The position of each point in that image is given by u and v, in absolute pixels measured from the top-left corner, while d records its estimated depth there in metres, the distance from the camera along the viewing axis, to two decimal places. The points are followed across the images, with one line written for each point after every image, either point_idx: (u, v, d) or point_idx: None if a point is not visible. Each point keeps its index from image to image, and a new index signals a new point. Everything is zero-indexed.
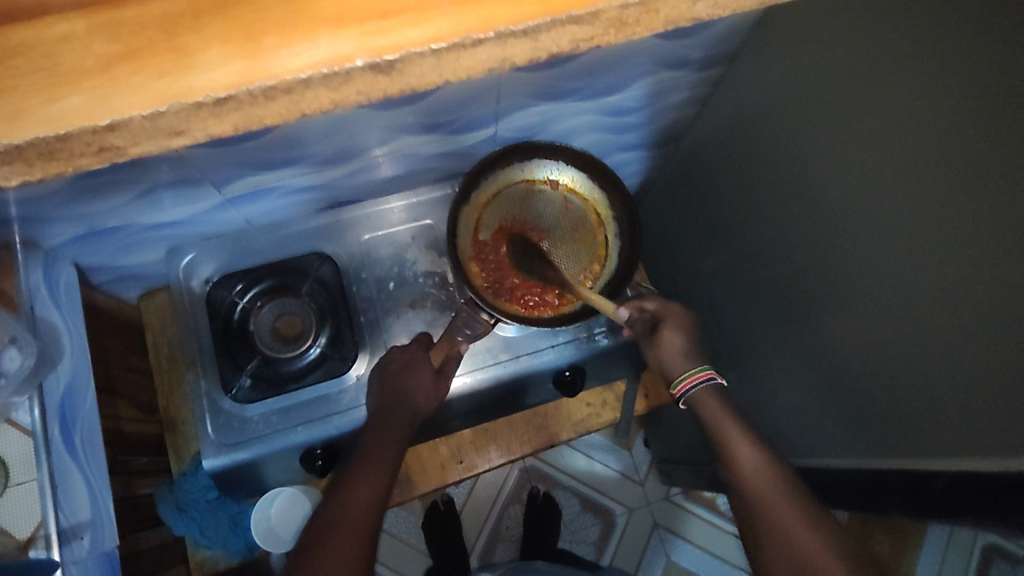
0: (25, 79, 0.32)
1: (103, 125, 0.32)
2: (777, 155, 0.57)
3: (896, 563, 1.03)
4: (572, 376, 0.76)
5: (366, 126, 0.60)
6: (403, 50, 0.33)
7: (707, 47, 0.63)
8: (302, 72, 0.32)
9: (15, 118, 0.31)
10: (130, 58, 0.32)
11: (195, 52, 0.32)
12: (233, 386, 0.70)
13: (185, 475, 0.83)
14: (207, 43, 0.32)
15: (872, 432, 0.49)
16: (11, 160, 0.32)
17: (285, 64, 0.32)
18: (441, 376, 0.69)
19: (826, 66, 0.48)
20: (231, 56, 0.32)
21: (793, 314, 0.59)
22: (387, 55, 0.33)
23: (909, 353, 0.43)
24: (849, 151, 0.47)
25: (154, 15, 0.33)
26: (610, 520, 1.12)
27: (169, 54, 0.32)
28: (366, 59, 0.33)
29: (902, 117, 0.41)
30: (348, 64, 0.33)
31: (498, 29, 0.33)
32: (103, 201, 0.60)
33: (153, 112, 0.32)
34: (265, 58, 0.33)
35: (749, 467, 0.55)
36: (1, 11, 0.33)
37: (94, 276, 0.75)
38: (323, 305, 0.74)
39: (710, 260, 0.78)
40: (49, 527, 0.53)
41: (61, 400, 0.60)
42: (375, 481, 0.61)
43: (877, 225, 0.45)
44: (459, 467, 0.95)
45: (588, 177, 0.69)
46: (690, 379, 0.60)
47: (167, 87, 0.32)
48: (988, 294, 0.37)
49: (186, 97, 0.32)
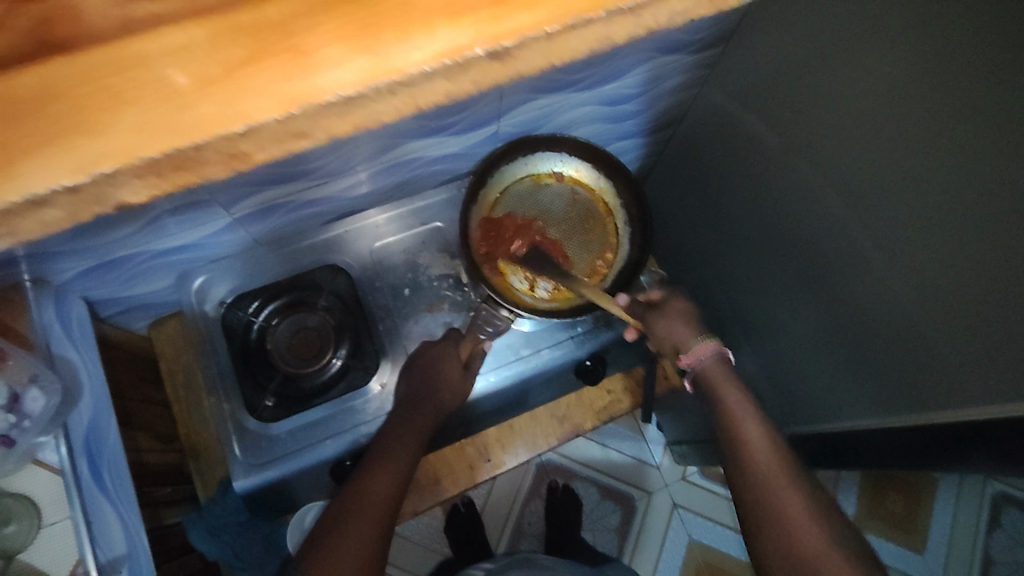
0: (148, 88, 0.32)
1: (237, 131, 0.32)
2: (768, 131, 0.57)
3: (914, 519, 1.05)
4: (593, 364, 0.77)
5: (363, 142, 0.60)
6: (520, 35, 0.34)
7: (700, 32, 0.62)
8: (424, 65, 0.33)
9: (150, 129, 0.31)
10: (249, 62, 0.33)
11: (314, 51, 0.33)
12: (257, 406, 0.70)
13: (214, 500, 0.81)
14: (324, 42, 0.33)
15: (896, 392, 0.47)
16: (144, 174, 0.32)
17: (406, 58, 0.33)
18: (468, 372, 0.70)
19: (807, 45, 0.48)
20: (351, 53, 0.33)
21: (809, 282, 0.57)
22: (505, 41, 0.33)
23: (926, 311, 0.42)
24: (832, 123, 0.47)
25: (271, 18, 0.33)
26: (631, 505, 1.13)
27: (289, 56, 0.33)
28: (486, 46, 0.33)
29: (866, 78, 0.42)
30: (468, 53, 0.33)
31: (607, 7, 0.35)
32: (108, 235, 0.58)
33: (287, 116, 0.32)
34: (385, 48, 0.33)
35: (759, 450, 0.53)
36: (118, 28, 0.34)
37: (102, 309, 0.74)
38: (341, 319, 0.73)
39: (716, 238, 0.79)
40: (87, 564, 0.52)
41: (86, 435, 0.59)
42: (395, 471, 0.63)
43: (857, 186, 0.46)
44: (488, 465, 0.97)
45: (592, 167, 0.70)
46: (698, 351, 0.59)
47: (293, 90, 0.32)
48: (951, 232, 0.38)
49: (316, 97, 0.32)
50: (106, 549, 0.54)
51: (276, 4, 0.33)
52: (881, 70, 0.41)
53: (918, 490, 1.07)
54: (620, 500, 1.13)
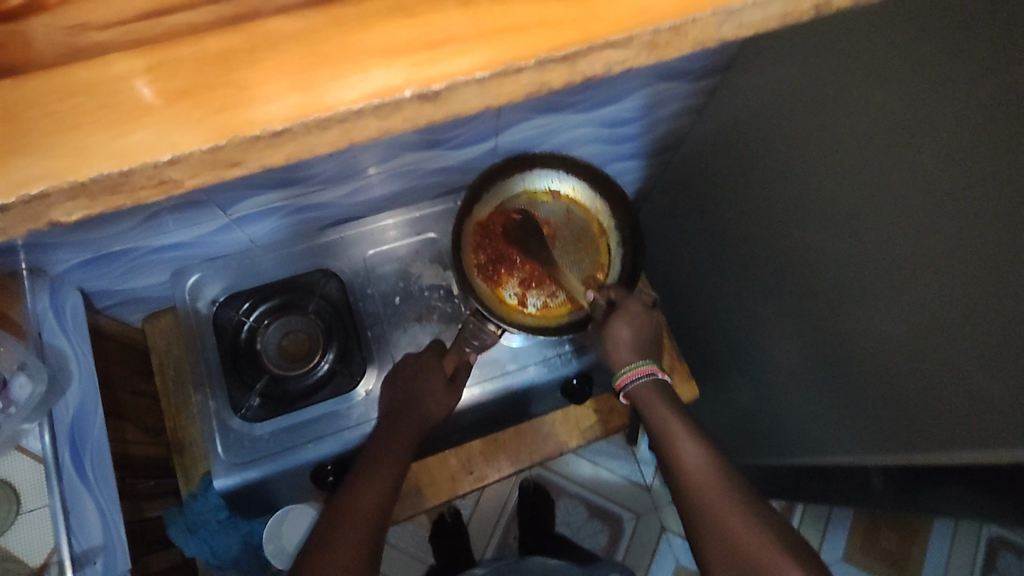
0: (91, 94, 0.27)
1: (163, 159, 0.26)
2: (767, 165, 0.58)
3: (907, 561, 1.03)
4: (579, 384, 0.74)
5: (363, 150, 0.62)
6: (452, 79, 0.27)
7: (702, 59, 0.65)
8: (355, 105, 0.27)
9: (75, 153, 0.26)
10: (172, 79, 0.27)
11: (253, 86, 0.27)
12: (242, 406, 0.67)
13: (194, 496, 0.78)
14: (261, 77, 0.27)
15: (902, 419, 0.46)
16: None
17: (336, 95, 0.27)
18: (454, 384, 0.66)
19: (806, 76, 0.49)
20: (287, 87, 0.27)
21: (804, 312, 0.57)
22: (436, 84, 0.27)
23: (940, 348, 0.40)
24: (840, 159, 0.46)
25: (180, 28, 0.28)
26: (618, 526, 1.10)
27: (225, 86, 0.27)
28: (417, 90, 0.27)
29: (876, 117, 0.42)
30: (397, 95, 0.27)
31: (539, 55, 0.27)
32: (107, 229, 0.60)
33: (214, 147, 0.26)
34: (320, 85, 0.27)
35: (690, 462, 0.53)
36: None
37: (99, 300, 0.74)
38: (330, 323, 0.70)
39: (710, 264, 0.78)
40: (61, 553, 0.51)
41: (71, 425, 0.57)
42: (381, 481, 0.59)
43: (862, 222, 0.45)
44: (470, 478, 0.91)
45: (588, 187, 0.69)
46: (633, 372, 0.60)
47: (224, 119, 0.26)
48: (955, 276, 0.38)
49: (243, 129, 0.26)
50: (81, 540, 0.53)
51: (185, 12, 0.28)
52: (891, 98, 0.40)
53: (910, 530, 1.04)
54: (607, 519, 1.10)
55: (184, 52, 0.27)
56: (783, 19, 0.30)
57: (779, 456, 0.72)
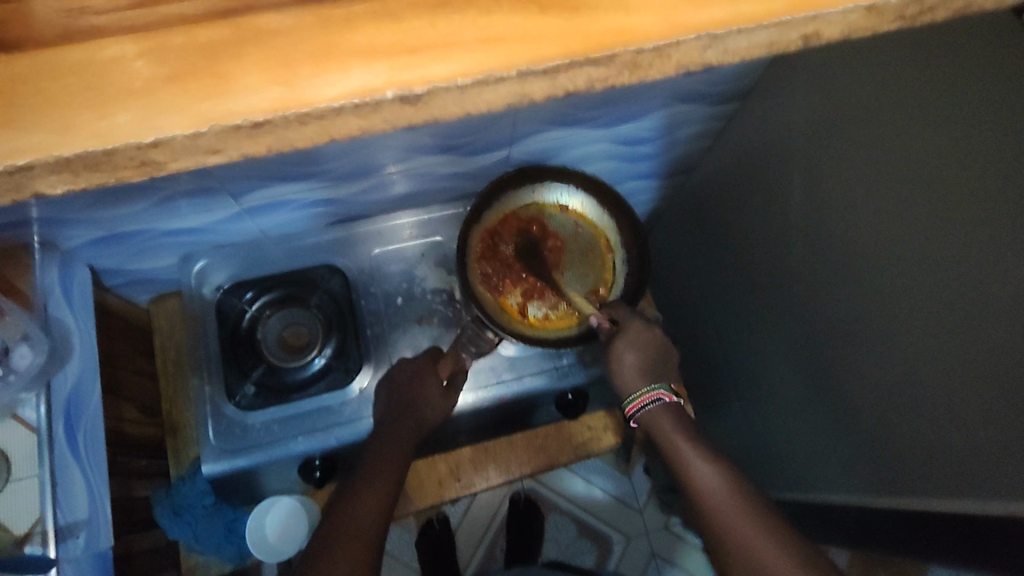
0: (86, 71, 0.23)
1: (145, 142, 0.22)
2: (788, 191, 0.57)
3: None
4: (573, 399, 0.72)
5: (382, 145, 0.61)
6: (431, 84, 0.23)
7: (723, 83, 0.65)
8: (335, 102, 0.23)
9: (35, 120, 0.22)
10: (139, 36, 0.23)
11: (226, 55, 0.23)
12: (235, 394, 0.65)
13: (183, 479, 0.77)
14: (239, 45, 0.23)
15: (931, 461, 0.43)
16: None
17: (315, 91, 0.23)
18: (451, 390, 0.64)
19: (844, 104, 0.48)
20: (266, 75, 0.23)
21: (814, 345, 0.56)
22: (414, 88, 0.23)
23: (981, 388, 0.38)
24: (891, 196, 0.43)
25: None
26: (608, 546, 1.06)
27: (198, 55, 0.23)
28: (397, 91, 0.23)
29: (936, 158, 0.39)
30: (375, 96, 0.23)
31: (519, 68, 0.23)
32: (121, 207, 0.59)
33: (193, 134, 0.22)
34: (299, 82, 0.23)
35: (704, 481, 0.53)
36: None
37: (108, 278, 0.71)
38: (330, 317, 0.69)
39: (720, 295, 0.76)
40: (46, 524, 0.50)
41: (68, 399, 0.57)
42: (379, 490, 0.57)
43: (898, 263, 0.43)
44: (457, 485, 0.89)
45: (598, 203, 0.67)
46: (640, 399, 0.60)
47: (207, 103, 0.23)
48: (980, 319, 0.37)
49: (221, 118, 0.22)
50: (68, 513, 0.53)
51: None
52: (940, 127, 0.39)
53: None
54: (595, 539, 1.06)
55: (190, 33, 0.23)
56: (769, 51, 0.26)
57: (780, 490, 0.69)
